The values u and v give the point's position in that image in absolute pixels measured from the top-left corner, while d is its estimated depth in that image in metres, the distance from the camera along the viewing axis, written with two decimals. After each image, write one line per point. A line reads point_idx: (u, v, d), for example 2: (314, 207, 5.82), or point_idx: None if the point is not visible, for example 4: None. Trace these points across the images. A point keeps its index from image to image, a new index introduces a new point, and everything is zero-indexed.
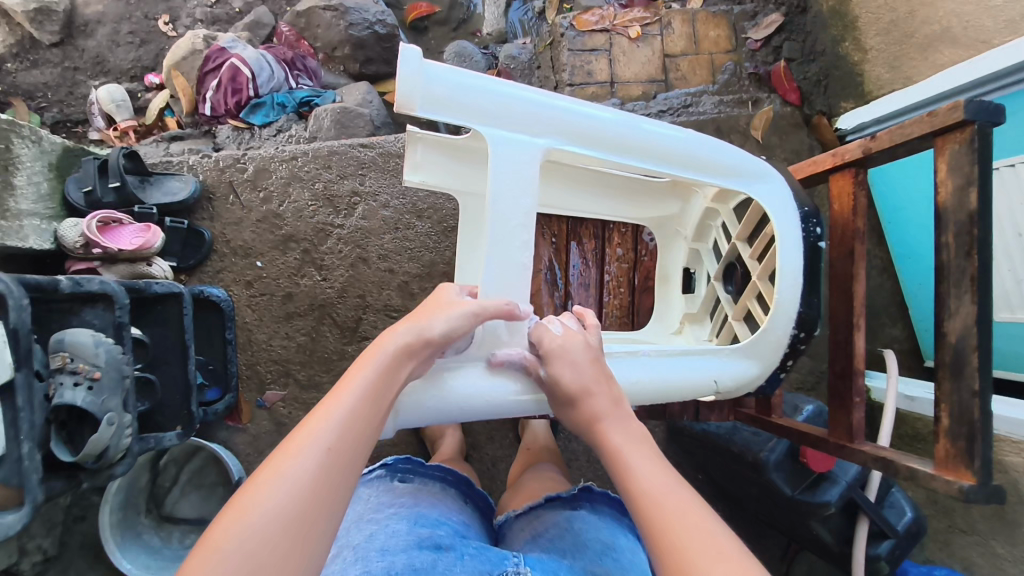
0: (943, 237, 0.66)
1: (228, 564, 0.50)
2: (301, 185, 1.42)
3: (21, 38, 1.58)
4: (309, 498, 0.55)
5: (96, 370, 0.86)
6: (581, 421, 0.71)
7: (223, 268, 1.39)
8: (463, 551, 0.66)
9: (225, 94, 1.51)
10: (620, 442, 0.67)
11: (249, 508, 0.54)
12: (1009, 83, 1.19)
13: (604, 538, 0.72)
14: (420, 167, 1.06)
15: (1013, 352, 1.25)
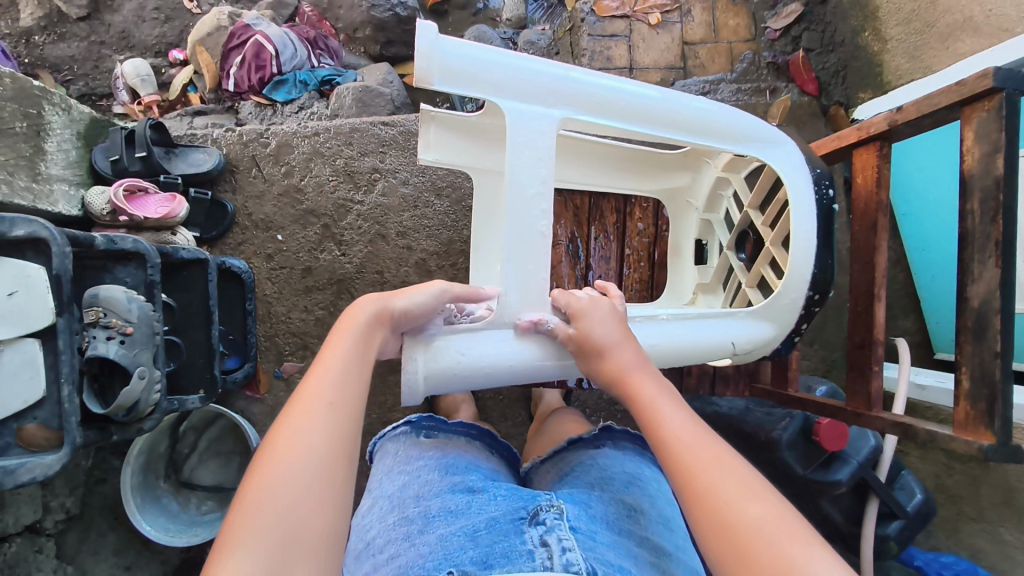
0: (968, 204, 0.67)
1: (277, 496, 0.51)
2: (323, 161, 1.43)
3: (49, 12, 1.60)
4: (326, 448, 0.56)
5: (128, 325, 0.88)
6: (609, 374, 0.73)
7: (245, 240, 1.41)
8: (495, 492, 0.68)
9: (248, 71, 1.52)
10: (648, 391, 0.68)
11: (277, 473, 0.53)
12: None
13: (629, 470, 0.74)
14: (432, 147, 1.07)
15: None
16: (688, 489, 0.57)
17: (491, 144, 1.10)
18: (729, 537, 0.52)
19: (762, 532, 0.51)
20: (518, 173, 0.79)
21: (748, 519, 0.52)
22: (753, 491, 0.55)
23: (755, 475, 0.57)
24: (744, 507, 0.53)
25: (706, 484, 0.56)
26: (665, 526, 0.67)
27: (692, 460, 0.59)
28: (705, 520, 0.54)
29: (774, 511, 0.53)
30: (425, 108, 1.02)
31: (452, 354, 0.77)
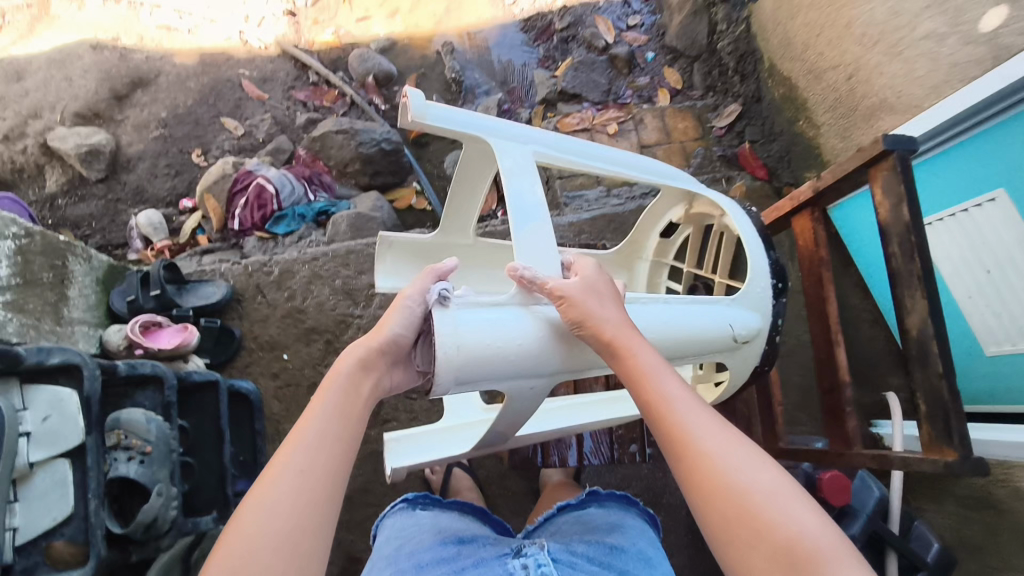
0: (890, 248, 0.77)
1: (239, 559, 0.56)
2: (322, 282, 1.55)
3: (72, 177, 1.78)
4: (296, 515, 0.59)
5: (148, 445, 0.93)
6: (602, 342, 0.77)
7: (252, 363, 1.49)
8: (483, 542, 0.73)
9: (251, 210, 1.68)
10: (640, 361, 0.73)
11: (238, 546, 0.57)
12: (957, 135, 1.30)
13: (611, 520, 0.79)
14: (390, 276, 1.20)
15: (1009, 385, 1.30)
16: (685, 457, 0.64)
17: (449, 257, 1.22)
18: (725, 505, 0.60)
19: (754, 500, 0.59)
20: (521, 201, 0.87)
21: (743, 485, 0.60)
22: (744, 460, 0.62)
23: (743, 441, 0.65)
24: (739, 474, 0.61)
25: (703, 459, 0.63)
26: (647, 561, 0.70)
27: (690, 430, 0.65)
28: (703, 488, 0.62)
29: (763, 474, 0.61)
30: (381, 240, 1.16)
31: (478, 329, 0.78)
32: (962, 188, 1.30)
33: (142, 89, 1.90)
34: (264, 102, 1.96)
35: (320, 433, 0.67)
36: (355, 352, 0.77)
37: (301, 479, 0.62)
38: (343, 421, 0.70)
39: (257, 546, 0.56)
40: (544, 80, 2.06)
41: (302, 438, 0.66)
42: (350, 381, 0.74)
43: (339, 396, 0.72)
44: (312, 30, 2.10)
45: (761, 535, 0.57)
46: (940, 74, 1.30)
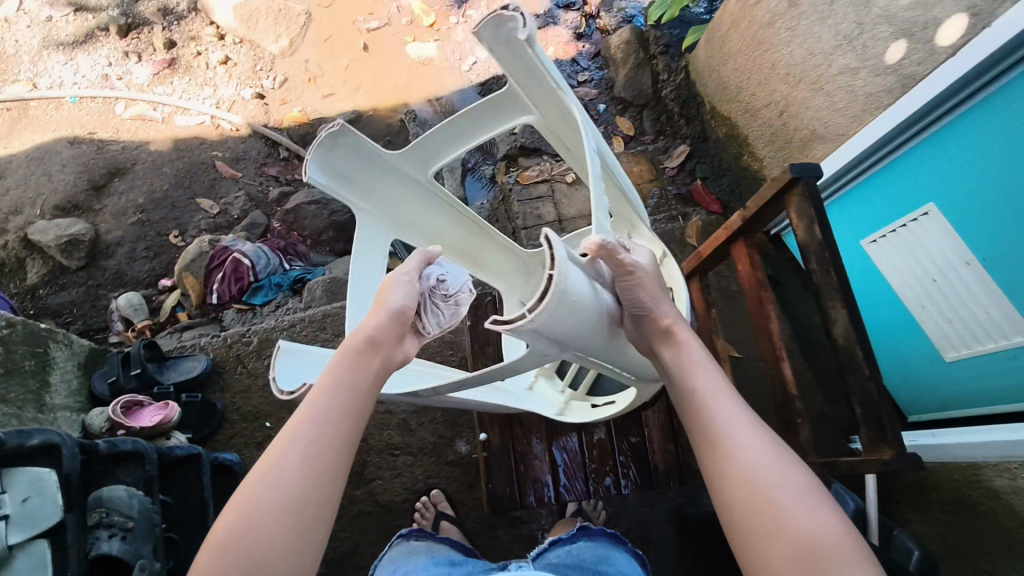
0: (811, 264, 0.83)
1: (250, 510, 0.71)
2: (300, 347, 1.59)
3: (52, 267, 1.83)
4: (300, 475, 0.74)
5: (130, 521, 0.95)
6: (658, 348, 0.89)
7: (234, 434, 1.49)
8: (469, 563, 0.92)
9: (229, 283, 1.73)
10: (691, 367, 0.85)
11: (252, 498, 0.72)
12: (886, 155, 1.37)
13: (600, 554, 0.84)
14: (324, 162, 1.02)
15: (972, 389, 1.36)
16: (717, 455, 0.75)
17: (380, 184, 1.11)
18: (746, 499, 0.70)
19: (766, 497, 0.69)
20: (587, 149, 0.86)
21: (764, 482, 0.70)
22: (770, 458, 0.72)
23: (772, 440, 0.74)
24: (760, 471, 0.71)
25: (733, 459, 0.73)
26: None
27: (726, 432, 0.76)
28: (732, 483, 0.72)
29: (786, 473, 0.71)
30: (333, 124, 1.01)
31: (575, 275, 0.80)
32: (899, 204, 1.36)
33: (119, 177, 1.99)
34: (238, 180, 2.05)
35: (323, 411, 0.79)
36: (368, 326, 0.88)
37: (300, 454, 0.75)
38: (352, 394, 0.82)
39: (256, 513, 0.71)
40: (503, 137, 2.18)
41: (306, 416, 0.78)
42: (359, 360, 0.85)
43: (341, 374, 0.83)
44: (280, 109, 2.22)
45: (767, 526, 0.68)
46: (859, 104, 1.42)
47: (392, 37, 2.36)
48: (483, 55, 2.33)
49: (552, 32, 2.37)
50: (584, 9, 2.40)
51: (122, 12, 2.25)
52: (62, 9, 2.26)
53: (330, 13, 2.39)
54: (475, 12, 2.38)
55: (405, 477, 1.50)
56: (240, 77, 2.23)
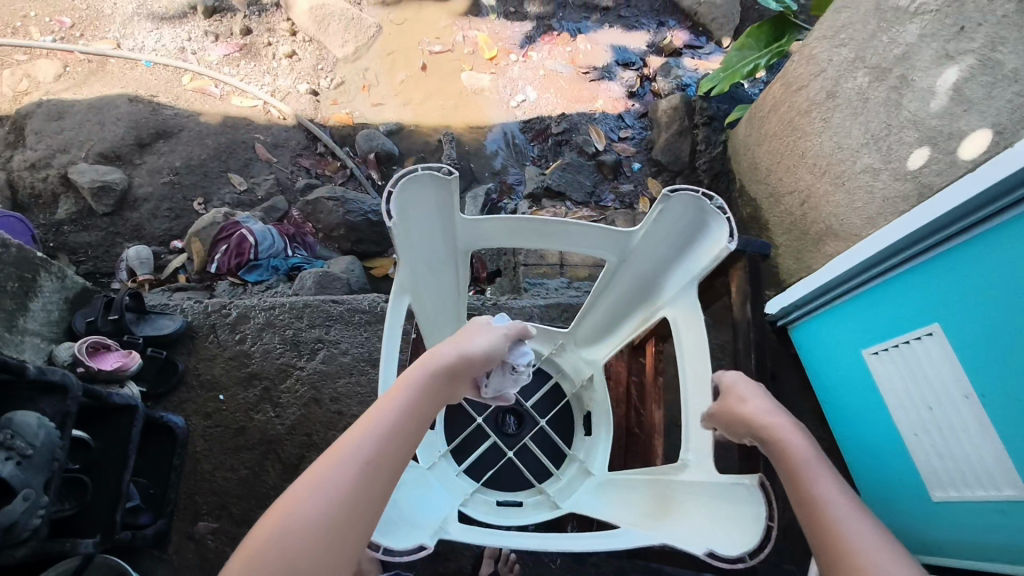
0: None
1: (287, 529, 0.63)
2: (273, 330, 1.61)
3: (81, 209, 1.94)
4: (341, 504, 0.65)
5: (29, 449, 0.96)
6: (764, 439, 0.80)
7: (187, 399, 1.52)
8: None
9: (229, 257, 1.80)
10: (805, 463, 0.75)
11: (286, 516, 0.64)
12: (894, 266, 1.29)
13: None
14: (405, 203, 0.86)
15: (953, 537, 1.23)
16: (821, 542, 0.67)
17: (424, 247, 0.95)
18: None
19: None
20: (697, 336, 0.91)
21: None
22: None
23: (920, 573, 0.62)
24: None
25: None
26: None
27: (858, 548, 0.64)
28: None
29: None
30: (447, 171, 0.87)
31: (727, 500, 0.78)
32: (903, 321, 1.27)
33: (164, 140, 2.11)
34: (271, 165, 2.14)
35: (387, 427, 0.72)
36: (442, 352, 0.83)
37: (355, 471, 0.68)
38: (413, 420, 0.74)
39: (290, 534, 0.63)
40: (533, 175, 2.20)
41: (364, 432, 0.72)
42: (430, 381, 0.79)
43: (412, 394, 0.76)
44: (330, 109, 2.32)
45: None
46: (875, 206, 1.37)
47: (452, 63, 2.45)
48: (533, 95, 2.38)
49: (605, 86, 2.39)
50: (642, 70, 2.42)
51: None
52: None
53: (399, 30, 2.50)
54: (535, 56, 2.46)
55: None
56: (301, 73, 2.36)
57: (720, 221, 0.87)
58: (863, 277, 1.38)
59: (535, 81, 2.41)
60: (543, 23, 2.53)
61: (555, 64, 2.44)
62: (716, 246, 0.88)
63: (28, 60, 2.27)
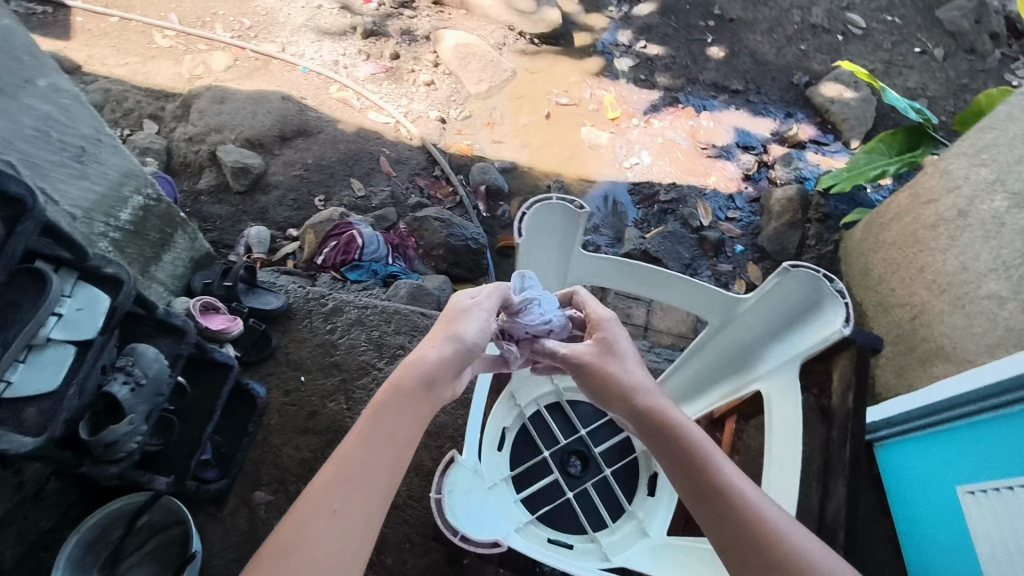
0: None
1: None
2: (362, 328, 1.69)
3: (220, 184, 2.14)
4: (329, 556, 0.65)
5: (142, 379, 1.06)
6: (645, 416, 0.82)
7: (272, 373, 1.60)
8: None
9: (336, 253, 1.92)
10: (693, 439, 0.78)
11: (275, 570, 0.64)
12: (1009, 401, 1.21)
13: None
14: (536, 223, 0.99)
15: None
16: (731, 527, 0.70)
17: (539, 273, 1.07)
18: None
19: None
20: (791, 416, 0.91)
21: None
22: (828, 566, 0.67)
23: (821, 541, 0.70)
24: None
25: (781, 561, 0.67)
26: None
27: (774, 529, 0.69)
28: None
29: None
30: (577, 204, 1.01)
31: None
32: (1008, 463, 1.18)
33: (303, 137, 2.31)
34: (390, 178, 2.29)
35: (374, 466, 0.72)
36: (429, 357, 0.82)
37: (348, 522, 0.68)
38: (387, 446, 0.74)
39: None
40: (632, 237, 2.23)
41: (348, 478, 0.70)
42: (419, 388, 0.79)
43: (387, 419, 0.75)
44: (453, 136, 2.45)
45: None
46: (996, 336, 1.30)
47: (575, 116, 2.55)
48: (647, 160, 2.45)
49: (720, 165, 2.42)
50: (762, 156, 2.43)
51: (372, 20, 2.67)
52: (332, 4, 2.74)
53: (533, 78, 2.64)
54: (657, 124, 2.53)
55: None
56: (434, 101, 2.52)
57: (835, 304, 0.89)
58: (972, 406, 1.29)
59: (652, 146, 2.48)
60: (670, 94, 2.60)
61: (675, 134, 2.51)
62: (828, 325, 0.90)
63: (207, 50, 2.57)
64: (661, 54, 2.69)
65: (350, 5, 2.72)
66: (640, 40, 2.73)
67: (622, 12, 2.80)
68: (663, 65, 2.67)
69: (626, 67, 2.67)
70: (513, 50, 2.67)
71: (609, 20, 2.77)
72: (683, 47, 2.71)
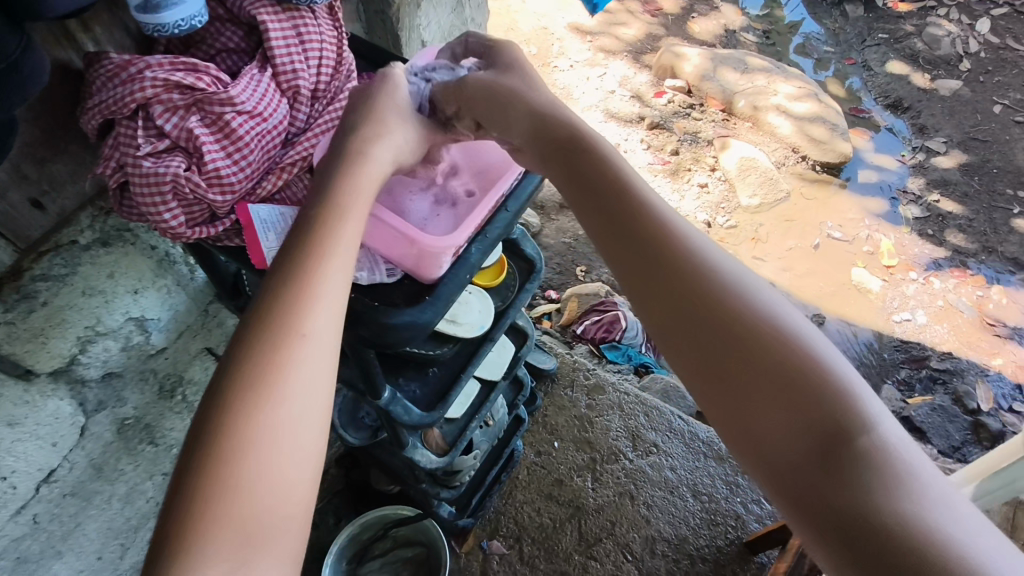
0: None
1: (235, 511, 0.47)
2: (619, 413, 1.69)
3: None
4: (277, 455, 0.50)
5: (490, 419, 1.14)
6: (676, 266, 0.60)
7: (529, 430, 1.66)
8: None
9: (598, 328, 2.00)
10: (729, 287, 0.58)
11: (226, 479, 0.47)
12: None
13: None
14: None
15: None
16: (798, 376, 0.52)
17: None
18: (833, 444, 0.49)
19: (854, 410, 0.50)
20: None
21: (898, 459, 0.48)
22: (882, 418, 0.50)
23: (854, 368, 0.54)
24: (874, 437, 0.49)
25: (795, 356, 0.53)
26: None
27: (758, 312, 0.56)
28: (774, 399, 0.52)
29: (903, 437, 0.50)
30: None
31: None
32: None
33: None
34: None
35: (316, 314, 0.55)
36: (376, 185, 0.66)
37: (314, 392, 0.53)
38: (298, 300, 0.55)
39: (248, 495, 0.48)
40: (892, 396, 2.10)
41: (278, 338, 0.53)
42: (320, 202, 0.62)
43: (295, 265, 0.57)
44: (715, 243, 2.44)
45: (873, 460, 0.47)
46: None
47: (845, 254, 2.46)
48: (922, 319, 2.29)
49: (1010, 347, 2.21)
50: None
51: (660, 115, 2.74)
52: (624, 92, 2.82)
53: (808, 203, 2.59)
54: (938, 282, 2.38)
55: None
56: (705, 203, 2.53)
57: None
58: None
59: (930, 308, 2.32)
60: (960, 257, 2.44)
61: (957, 300, 2.33)
62: None
63: None
64: (957, 212, 2.56)
65: (642, 95, 2.81)
66: (933, 192, 2.61)
67: (917, 158, 2.71)
68: (958, 224, 2.52)
69: (912, 215, 2.56)
70: (791, 171, 2.63)
71: (901, 164, 2.69)
72: (984, 212, 2.55)
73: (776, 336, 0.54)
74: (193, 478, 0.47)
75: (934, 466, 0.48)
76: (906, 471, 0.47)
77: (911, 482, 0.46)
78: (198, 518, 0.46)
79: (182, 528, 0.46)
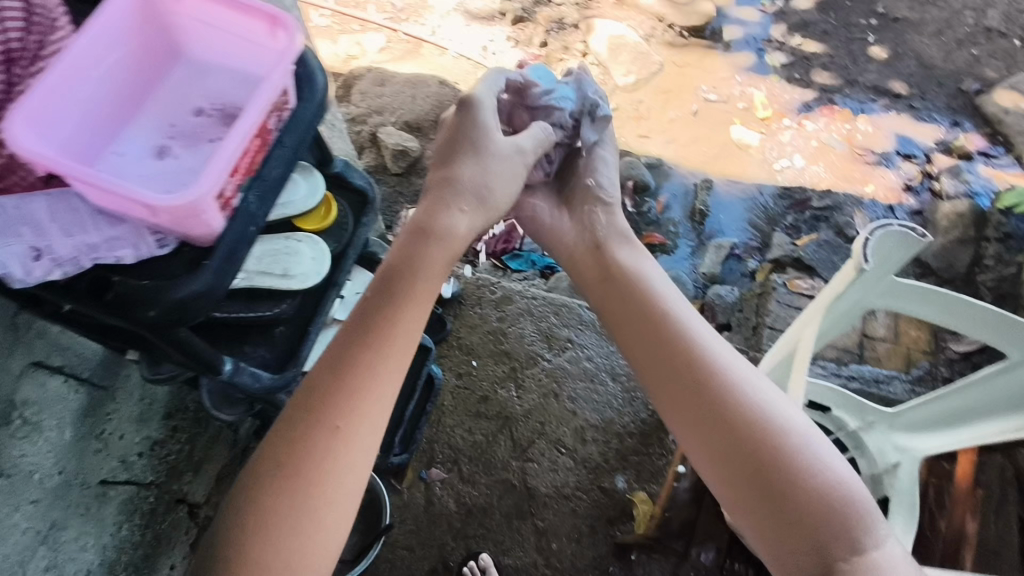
0: None
1: (302, 546, 0.69)
2: (530, 318, 1.71)
3: (379, 164, 2.22)
4: (331, 510, 0.71)
5: None
6: (684, 357, 0.86)
7: (446, 355, 1.66)
8: None
9: (497, 240, 1.98)
10: (718, 371, 0.83)
11: (299, 525, 0.69)
12: None
13: None
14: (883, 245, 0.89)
15: None
16: (759, 429, 0.77)
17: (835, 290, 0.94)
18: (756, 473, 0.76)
19: (794, 456, 0.75)
20: None
21: (822, 490, 0.72)
22: (813, 459, 0.74)
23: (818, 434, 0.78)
24: (812, 475, 0.73)
25: (755, 416, 0.78)
26: None
27: (737, 387, 0.81)
28: (735, 449, 0.77)
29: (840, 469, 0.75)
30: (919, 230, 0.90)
31: None
32: None
33: None
34: None
35: (372, 404, 0.75)
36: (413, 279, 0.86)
37: (364, 459, 0.74)
38: (362, 397, 0.75)
39: (305, 534, 0.69)
40: (783, 242, 2.22)
41: (345, 418, 0.74)
42: (368, 311, 0.81)
43: (355, 364, 0.76)
44: None
45: (802, 489, 0.73)
46: None
47: (723, 114, 2.50)
48: (800, 163, 2.39)
49: (880, 172, 2.35)
50: (925, 166, 2.34)
51: (521, 7, 2.61)
52: None
53: (681, 71, 2.58)
54: (811, 124, 2.47)
55: (559, 477, 1.53)
56: None
57: None
58: None
59: (806, 151, 2.42)
60: (827, 95, 2.52)
61: (829, 138, 2.44)
62: None
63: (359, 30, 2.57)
64: (819, 52, 2.62)
65: None
66: (796, 36, 2.65)
67: (777, 4, 2.73)
68: (821, 63, 2.59)
69: (780, 63, 2.60)
70: (660, 42, 2.60)
71: (762, 13, 2.70)
72: (843, 46, 2.62)
73: (749, 405, 0.79)
74: (263, 517, 0.69)
75: (865, 497, 0.73)
76: (825, 494, 0.72)
77: (824, 513, 0.71)
78: (273, 544, 0.68)
79: (259, 552, 0.68)
